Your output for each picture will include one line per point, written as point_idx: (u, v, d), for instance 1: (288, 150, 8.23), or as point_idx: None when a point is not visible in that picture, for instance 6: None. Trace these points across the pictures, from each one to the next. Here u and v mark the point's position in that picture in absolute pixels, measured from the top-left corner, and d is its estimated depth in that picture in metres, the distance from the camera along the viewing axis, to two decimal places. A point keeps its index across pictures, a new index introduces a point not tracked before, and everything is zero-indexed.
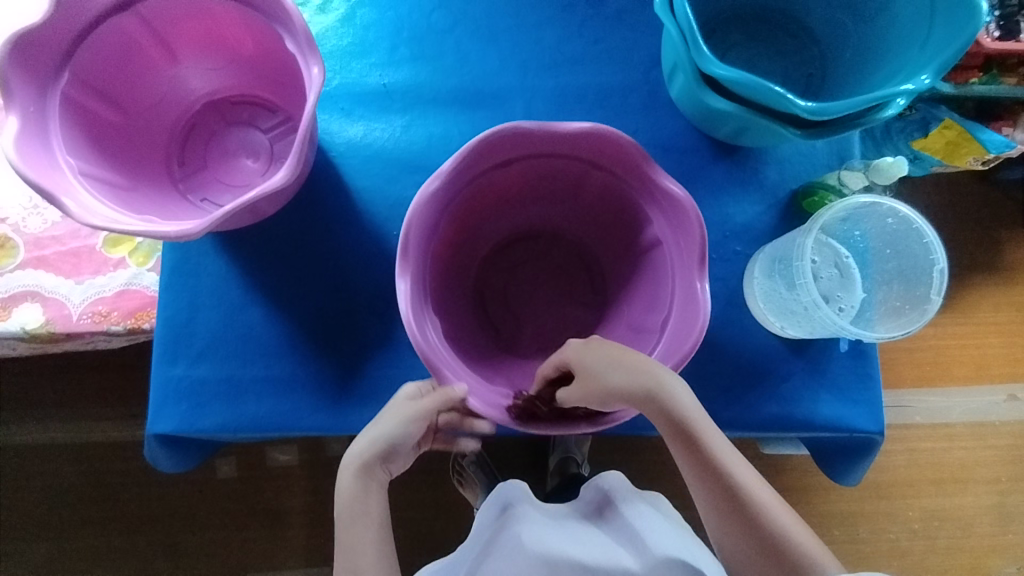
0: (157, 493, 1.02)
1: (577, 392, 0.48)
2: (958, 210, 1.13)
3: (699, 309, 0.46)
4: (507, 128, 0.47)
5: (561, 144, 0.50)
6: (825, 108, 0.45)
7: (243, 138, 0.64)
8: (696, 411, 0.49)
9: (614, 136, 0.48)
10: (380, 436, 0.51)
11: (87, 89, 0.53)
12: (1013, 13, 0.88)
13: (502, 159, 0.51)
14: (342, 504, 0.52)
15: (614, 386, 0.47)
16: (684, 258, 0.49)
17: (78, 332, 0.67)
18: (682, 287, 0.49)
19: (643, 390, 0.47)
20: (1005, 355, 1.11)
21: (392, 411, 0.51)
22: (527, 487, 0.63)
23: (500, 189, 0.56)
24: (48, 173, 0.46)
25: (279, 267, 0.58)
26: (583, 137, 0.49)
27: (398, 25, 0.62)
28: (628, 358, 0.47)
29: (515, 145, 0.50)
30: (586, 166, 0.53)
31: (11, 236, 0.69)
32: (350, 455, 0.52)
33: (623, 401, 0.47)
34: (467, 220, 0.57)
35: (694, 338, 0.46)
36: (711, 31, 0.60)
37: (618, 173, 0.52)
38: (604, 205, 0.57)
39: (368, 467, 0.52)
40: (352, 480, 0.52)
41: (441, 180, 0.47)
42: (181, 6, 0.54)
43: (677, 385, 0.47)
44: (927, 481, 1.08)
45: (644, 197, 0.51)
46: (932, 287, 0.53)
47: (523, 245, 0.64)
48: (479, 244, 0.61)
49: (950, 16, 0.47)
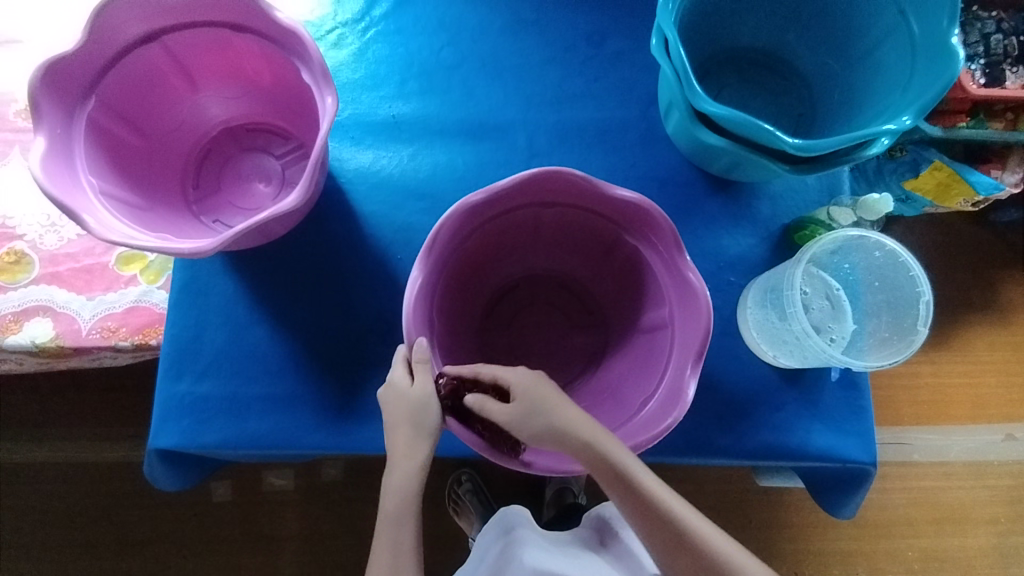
0: (151, 515, 1.02)
1: (507, 416, 0.47)
2: (953, 249, 1.15)
3: (700, 308, 0.49)
4: (457, 208, 0.48)
5: (514, 197, 0.52)
6: (813, 145, 0.47)
7: (257, 164, 0.66)
8: (630, 456, 0.46)
9: (562, 174, 0.49)
10: (409, 427, 0.49)
11: (110, 114, 0.56)
12: (999, 61, 0.92)
13: (469, 231, 0.53)
14: (389, 505, 0.49)
15: (548, 429, 0.47)
16: (667, 259, 0.51)
17: (87, 347, 0.69)
18: (681, 309, 0.51)
19: (580, 440, 0.46)
20: (1002, 394, 1.12)
21: (395, 401, 0.49)
22: (529, 515, 0.68)
23: (479, 253, 0.57)
24: (70, 192, 0.48)
25: (286, 286, 0.60)
26: (530, 184, 0.50)
27: (408, 60, 0.65)
28: (566, 408, 0.47)
29: (476, 214, 0.51)
30: (540, 207, 0.54)
31: (28, 253, 0.72)
32: (392, 459, 0.49)
33: (555, 445, 0.47)
34: (461, 280, 0.58)
35: (703, 336, 0.48)
36: (705, 73, 0.63)
37: (580, 203, 0.53)
38: (579, 236, 0.58)
39: (416, 464, 0.49)
40: (403, 479, 0.49)
41: (418, 286, 0.47)
42: (204, 39, 0.57)
43: (614, 440, 0.46)
44: (927, 521, 1.07)
45: (630, 230, 0.53)
46: (919, 318, 0.55)
47: (516, 291, 0.66)
48: (478, 295, 0.63)
49: (931, 63, 0.50)
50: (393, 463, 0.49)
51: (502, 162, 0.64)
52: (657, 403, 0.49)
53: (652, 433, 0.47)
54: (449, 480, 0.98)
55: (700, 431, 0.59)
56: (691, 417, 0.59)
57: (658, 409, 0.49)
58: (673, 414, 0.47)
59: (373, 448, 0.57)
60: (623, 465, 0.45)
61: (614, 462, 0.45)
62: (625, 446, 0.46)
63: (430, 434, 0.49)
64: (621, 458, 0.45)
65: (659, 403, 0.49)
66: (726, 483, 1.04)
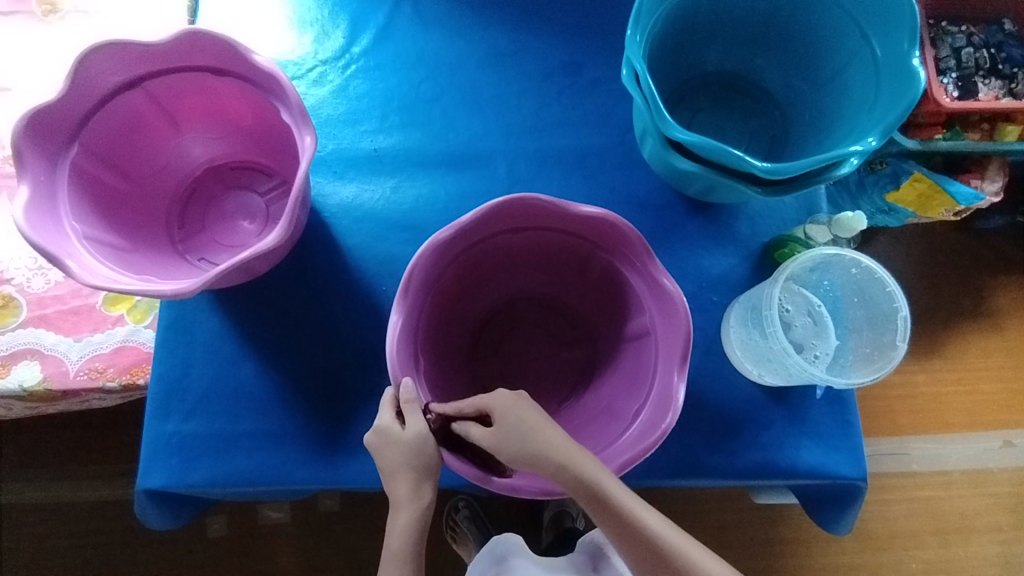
0: (145, 554, 1.01)
1: (490, 440, 0.47)
2: (940, 258, 1.16)
3: (679, 314, 0.49)
4: (427, 245, 0.49)
5: (483, 228, 0.53)
6: (782, 168, 0.47)
7: (242, 202, 0.67)
8: (607, 476, 0.44)
9: (526, 200, 0.50)
10: (410, 470, 0.48)
11: (95, 159, 0.57)
12: (971, 74, 0.94)
13: (445, 264, 0.53)
14: (395, 543, 0.50)
15: (528, 453, 0.46)
16: (647, 277, 0.52)
17: (74, 389, 0.69)
18: (662, 317, 0.51)
19: (555, 463, 0.45)
20: (997, 401, 1.12)
21: (390, 448, 0.49)
22: (522, 542, 0.70)
23: (458, 283, 0.58)
24: (55, 238, 0.49)
25: (272, 322, 0.60)
26: (498, 212, 0.51)
27: (389, 95, 0.67)
28: (546, 431, 0.46)
29: (449, 248, 0.52)
30: (511, 233, 0.55)
31: (15, 296, 0.72)
32: (398, 501, 0.49)
33: (533, 467, 0.46)
34: (445, 312, 0.59)
35: (684, 342, 0.48)
36: (680, 98, 0.65)
37: (549, 225, 0.54)
38: (557, 257, 0.59)
39: (424, 505, 0.49)
40: (410, 519, 0.49)
41: (399, 328, 0.48)
42: (186, 83, 0.58)
43: (592, 460, 0.45)
44: (929, 532, 1.06)
45: (605, 247, 0.54)
46: (898, 333, 0.56)
47: (500, 317, 0.66)
48: (463, 323, 0.63)
49: (895, 84, 0.51)
50: (398, 504, 0.49)
51: (483, 191, 0.65)
52: (645, 419, 0.49)
53: (647, 443, 0.47)
54: (446, 507, 0.97)
55: (689, 452, 0.59)
56: (679, 438, 0.59)
57: (651, 417, 0.49)
58: (667, 418, 0.47)
59: (362, 481, 0.57)
60: (598, 487, 0.44)
61: (589, 484, 0.44)
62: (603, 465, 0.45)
63: (432, 474, 0.49)
64: (597, 479, 0.44)
65: (650, 413, 0.49)
66: (723, 501, 1.04)
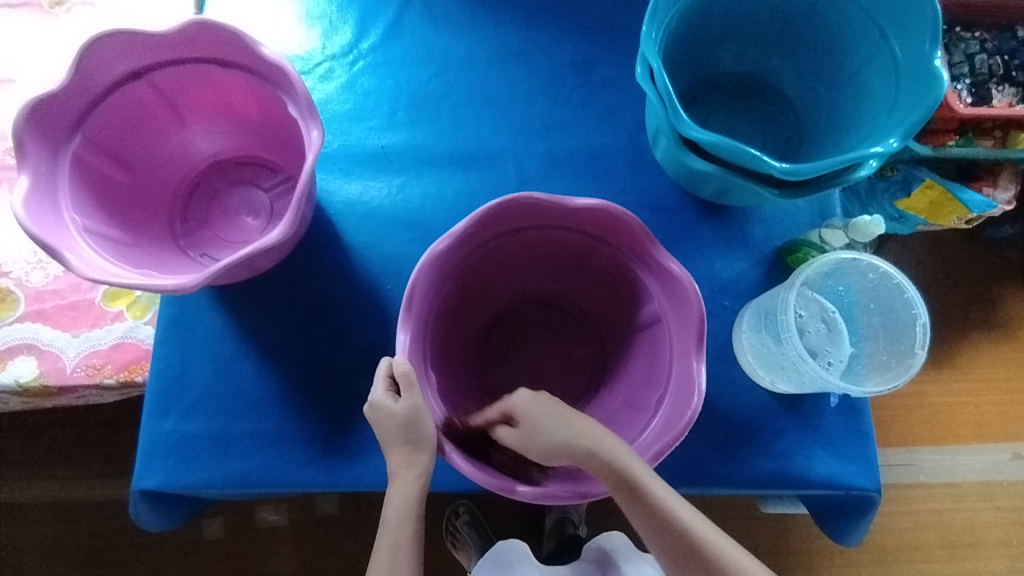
0: (140, 555, 0.99)
1: (516, 441, 0.48)
2: (951, 266, 1.14)
3: (689, 305, 0.48)
4: (427, 258, 0.48)
5: (478, 233, 0.51)
6: (800, 168, 0.46)
7: (245, 197, 0.66)
8: (634, 458, 0.44)
9: (520, 199, 0.49)
10: (402, 442, 0.47)
11: (97, 150, 0.56)
12: (984, 81, 0.94)
13: (446, 270, 0.52)
14: (390, 513, 0.48)
15: (558, 444, 0.46)
16: (663, 279, 0.51)
17: (71, 385, 0.68)
18: (676, 319, 0.50)
19: (585, 447, 0.45)
20: (1008, 412, 1.10)
21: (383, 422, 0.47)
22: (525, 549, 0.68)
23: (462, 290, 0.57)
24: (55, 231, 0.48)
25: (274, 320, 0.59)
26: (490, 216, 0.50)
27: (396, 92, 0.65)
28: (574, 417, 0.46)
29: (450, 257, 0.51)
30: (505, 236, 0.54)
31: (13, 290, 0.71)
32: (395, 469, 0.48)
33: (566, 458, 0.46)
34: (451, 319, 0.57)
35: (697, 326, 0.47)
36: (692, 98, 0.64)
37: (544, 223, 0.53)
38: (560, 255, 0.58)
39: (417, 476, 0.48)
40: (406, 489, 0.48)
41: (408, 348, 0.47)
42: (191, 75, 0.57)
43: (620, 442, 0.45)
44: (936, 545, 1.04)
45: (612, 244, 0.53)
46: (916, 341, 0.54)
47: (503, 322, 0.65)
48: (468, 331, 0.61)
49: (915, 87, 0.50)
50: (393, 473, 0.49)
51: (491, 190, 0.63)
52: (668, 412, 0.47)
53: (674, 431, 0.45)
54: (447, 512, 0.95)
55: (698, 459, 0.57)
56: (689, 446, 0.58)
57: (671, 412, 0.47)
58: (693, 402, 0.45)
59: (363, 485, 0.56)
60: (628, 469, 0.43)
61: (619, 466, 0.44)
62: (629, 448, 0.45)
63: (430, 446, 0.47)
64: (626, 461, 0.44)
65: (670, 409, 0.47)
66: (729, 510, 1.02)
